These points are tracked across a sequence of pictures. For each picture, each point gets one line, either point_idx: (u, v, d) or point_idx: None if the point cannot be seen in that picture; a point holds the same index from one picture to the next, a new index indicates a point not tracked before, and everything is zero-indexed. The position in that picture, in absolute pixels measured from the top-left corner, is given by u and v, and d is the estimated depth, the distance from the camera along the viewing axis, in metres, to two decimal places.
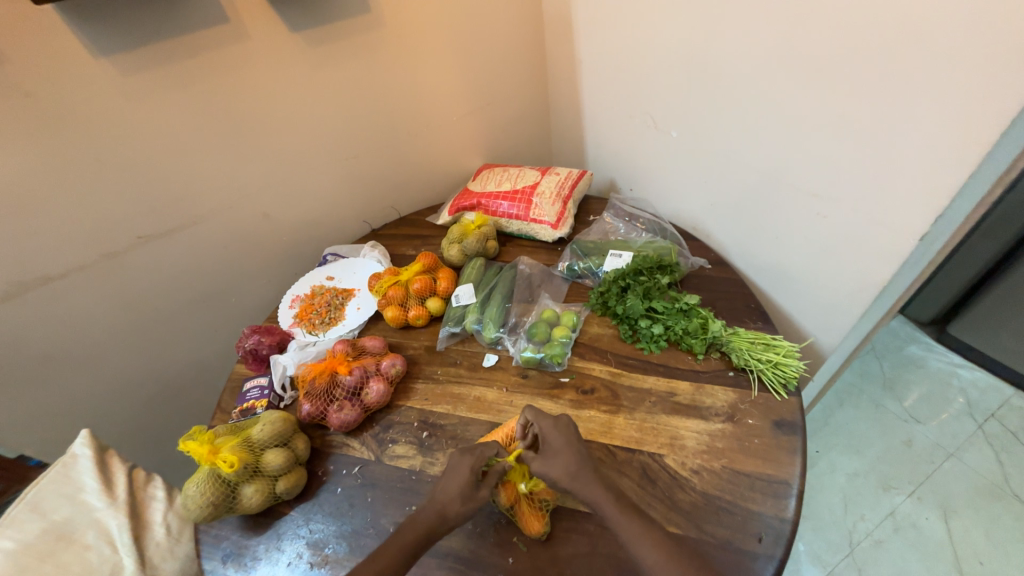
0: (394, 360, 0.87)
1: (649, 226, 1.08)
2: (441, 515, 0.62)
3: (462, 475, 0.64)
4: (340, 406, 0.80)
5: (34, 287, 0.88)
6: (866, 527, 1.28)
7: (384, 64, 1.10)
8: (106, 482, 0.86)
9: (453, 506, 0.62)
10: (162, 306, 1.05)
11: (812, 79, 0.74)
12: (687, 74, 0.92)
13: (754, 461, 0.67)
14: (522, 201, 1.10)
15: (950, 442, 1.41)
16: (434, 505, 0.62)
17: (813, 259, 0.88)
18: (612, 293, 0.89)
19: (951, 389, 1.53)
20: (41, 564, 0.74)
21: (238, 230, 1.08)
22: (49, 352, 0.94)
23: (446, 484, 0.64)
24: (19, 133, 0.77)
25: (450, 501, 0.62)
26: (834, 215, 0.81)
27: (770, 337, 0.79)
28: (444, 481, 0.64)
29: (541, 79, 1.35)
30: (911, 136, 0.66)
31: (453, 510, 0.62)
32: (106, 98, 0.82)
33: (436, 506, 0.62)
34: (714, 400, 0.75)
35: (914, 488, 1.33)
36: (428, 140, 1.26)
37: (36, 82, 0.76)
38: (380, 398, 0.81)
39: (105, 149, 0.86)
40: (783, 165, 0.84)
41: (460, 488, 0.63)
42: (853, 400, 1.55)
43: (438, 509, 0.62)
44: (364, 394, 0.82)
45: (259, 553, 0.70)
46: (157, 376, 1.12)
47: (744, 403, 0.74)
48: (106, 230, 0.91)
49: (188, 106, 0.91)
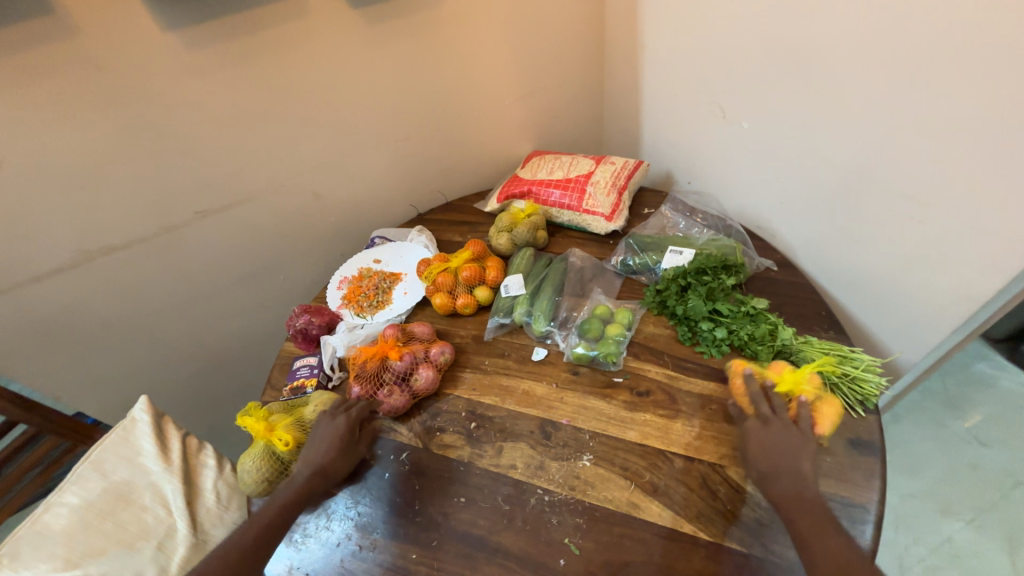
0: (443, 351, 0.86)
1: (712, 222, 1.01)
2: (323, 473, 0.69)
3: (331, 433, 0.72)
4: (389, 391, 0.80)
5: (99, 257, 0.91)
6: (919, 552, 1.21)
7: (440, 44, 1.07)
8: (162, 447, 0.89)
9: (333, 464, 0.71)
10: (216, 280, 1.08)
11: (915, 68, 0.67)
12: (766, 60, 0.86)
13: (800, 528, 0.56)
14: (576, 191, 1.06)
15: (1020, 469, 1.31)
16: (314, 468, 0.69)
17: (898, 267, 0.81)
18: (671, 291, 0.85)
19: (1023, 413, 1.41)
20: (104, 520, 0.79)
21: (290, 209, 1.09)
22: (111, 319, 0.98)
23: (317, 447, 0.71)
24: (91, 105, 0.79)
25: (328, 455, 0.71)
26: (929, 219, 0.73)
27: (847, 349, 0.73)
28: (313, 444, 0.71)
29: (598, 63, 1.29)
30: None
31: (335, 465, 0.71)
32: (171, 72, 0.83)
33: (314, 466, 0.69)
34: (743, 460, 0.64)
35: (976, 516, 1.25)
36: (479, 124, 1.23)
37: (107, 54, 0.77)
38: (428, 384, 0.81)
39: (167, 123, 0.87)
40: (873, 163, 0.77)
41: (334, 446, 0.71)
42: (912, 417, 1.45)
43: (317, 469, 0.69)
44: (412, 379, 0.81)
45: (309, 530, 0.71)
46: (208, 348, 1.15)
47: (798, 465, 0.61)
48: (165, 204, 0.93)
49: (245, 82, 0.90)
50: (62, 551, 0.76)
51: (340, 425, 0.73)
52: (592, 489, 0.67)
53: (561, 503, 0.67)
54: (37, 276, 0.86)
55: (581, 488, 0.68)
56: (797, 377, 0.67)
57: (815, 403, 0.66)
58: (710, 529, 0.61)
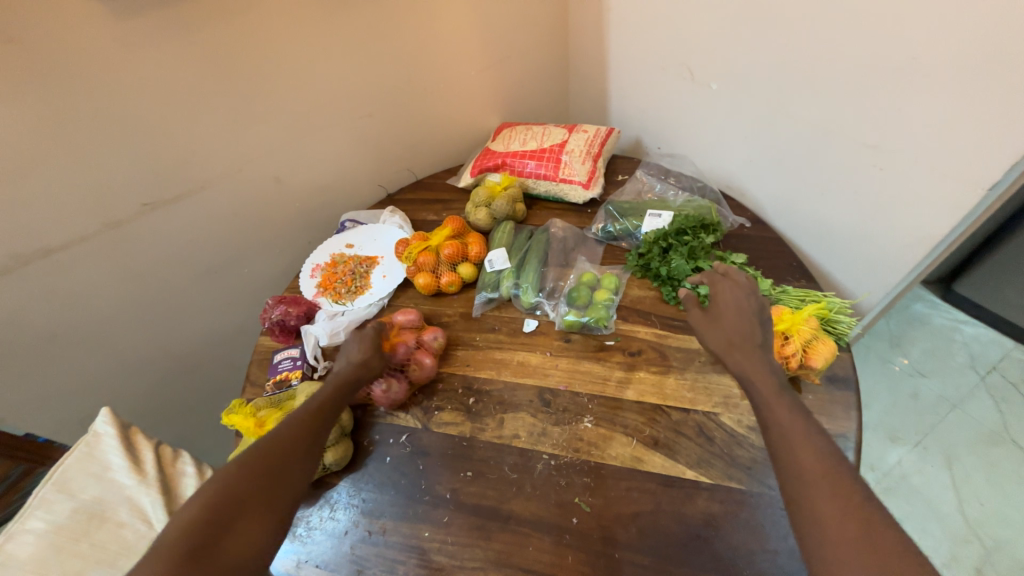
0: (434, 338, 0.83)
1: (685, 184, 1.04)
2: (364, 368, 0.69)
3: (365, 334, 0.72)
4: (386, 384, 0.75)
5: (35, 261, 0.82)
6: (875, 476, 1.34)
7: (398, 10, 1.01)
8: (134, 459, 0.83)
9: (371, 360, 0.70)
10: (174, 278, 1.00)
11: (874, 19, 0.70)
12: (732, 19, 0.87)
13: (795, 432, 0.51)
14: (551, 160, 1.05)
15: (953, 394, 1.47)
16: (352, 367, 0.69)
17: (859, 216, 0.86)
18: (654, 254, 0.87)
19: (954, 344, 1.57)
20: (78, 543, 0.74)
21: (250, 196, 1.02)
22: (57, 329, 0.89)
23: (354, 346, 0.71)
24: (6, 88, 0.69)
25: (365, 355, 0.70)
26: (888, 167, 0.78)
27: (820, 295, 0.78)
28: (350, 344, 0.71)
29: (561, 28, 1.27)
30: (992, 79, 0.62)
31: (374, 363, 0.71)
32: (98, 46, 0.74)
33: (353, 361, 0.69)
34: (708, 334, 0.65)
35: (919, 439, 1.39)
36: (444, 96, 1.18)
37: (18, 26, 0.67)
38: (428, 372, 0.79)
39: (100, 104, 0.78)
40: (835, 117, 0.81)
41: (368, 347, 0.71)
42: (862, 357, 1.59)
43: (359, 363, 0.69)
44: (410, 368, 0.78)
45: (313, 523, 0.69)
46: (171, 352, 1.08)
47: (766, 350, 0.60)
48: (107, 197, 0.85)
49: (186, 56, 0.82)
50: None
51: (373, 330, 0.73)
52: (595, 448, 0.69)
53: (567, 465, 0.68)
54: None
55: (586, 449, 0.69)
56: (793, 318, 0.69)
57: (810, 342, 0.68)
58: (711, 473, 0.65)
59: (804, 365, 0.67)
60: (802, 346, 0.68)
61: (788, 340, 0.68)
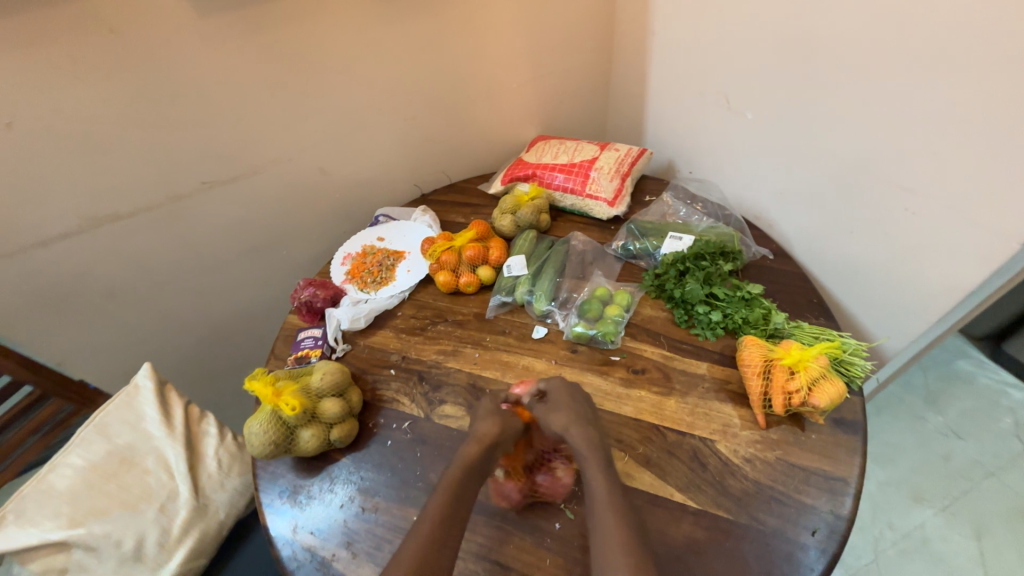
0: (552, 387, 0.73)
1: (711, 211, 1.04)
2: (482, 441, 0.66)
3: (484, 407, 0.71)
4: (507, 475, 0.68)
5: (105, 224, 0.91)
6: (892, 536, 1.27)
7: (452, 23, 1.07)
8: (165, 413, 0.91)
9: (490, 431, 0.67)
10: (220, 252, 1.08)
11: (919, 61, 0.69)
12: (773, 50, 0.87)
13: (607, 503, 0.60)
14: (580, 175, 1.08)
15: (991, 461, 1.37)
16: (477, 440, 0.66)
17: (889, 259, 0.84)
18: (670, 276, 0.88)
19: (999, 408, 1.47)
20: (107, 482, 0.81)
21: (296, 184, 1.10)
22: (116, 286, 0.99)
23: (478, 419, 0.70)
24: (103, 70, 0.79)
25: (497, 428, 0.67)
26: (922, 211, 0.76)
27: (835, 334, 0.77)
28: (476, 420, 0.70)
29: (606, 49, 1.30)
30: None
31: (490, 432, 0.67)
32: (183, 39, 0.83)
33: (475, 436, 0.67)
34: (575, 393, 0.72)
35: (947, 503, 1.30)
36: (485, 106, 1.23)
37: (120, 18, 0.77)
38: (551, 489, 0.67)
39: (177, 91, 0.87)
40: (871, 156, 0.79)
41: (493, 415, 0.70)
42: (892, 409, 1.50)
43: (477, 437, 0.67)
44: (537, 472, 0.68)
45: (313, 492, 0.73)
46: (210, 319, 1.16)
47: (588, 410, 0.70)
48: (173, 173, 0.94)
49: (254, 53, 0.90)
50: (66, 508, 0.78)
51: (490, 402, 0.72)
52: None
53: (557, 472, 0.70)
54: (44, 240, 0.87)
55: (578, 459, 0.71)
56: (803, 355, 0.69)
57: (816, 380, 0.67)
58: (699, 498, 0.64)
59: (807, 403, 0.67)
60: (807, 384, 0.67)
61: (792, 377, 0.68)
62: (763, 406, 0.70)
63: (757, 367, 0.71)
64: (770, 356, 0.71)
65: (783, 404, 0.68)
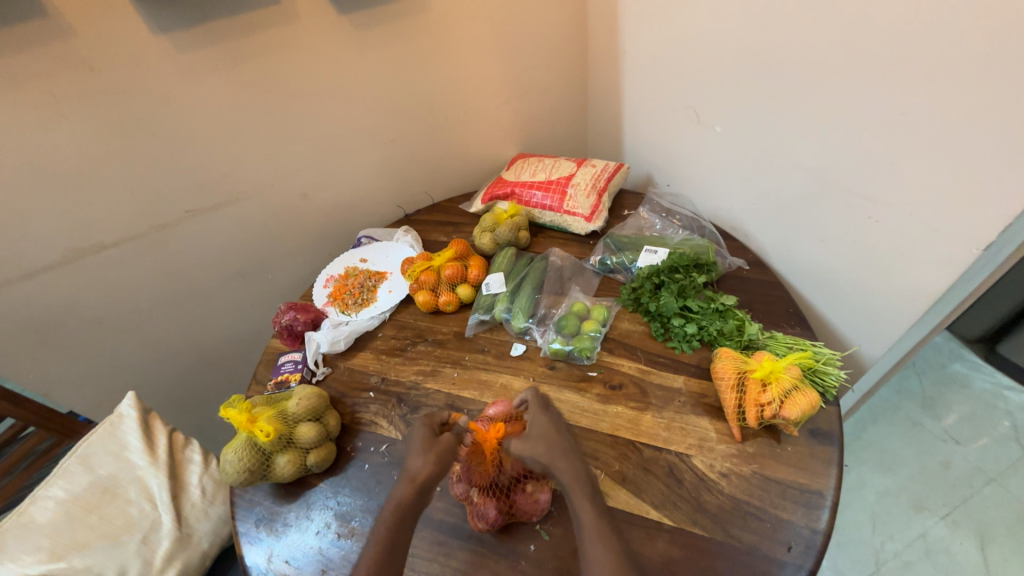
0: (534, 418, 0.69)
1: (687, 224, 1.05)
2: (414, 481, 0.64)
3: (418, 440, 0.68)
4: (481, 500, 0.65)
5: (90, 254, 0.93)
6: (894, 548, 1.23)
7: (429, 49, 1.10)
8: (149, 442, 0.90)
9: (422, 470, 0.64)
10: (205, 279, 1.10)
11: (875, 71, 0.70)
12: (738, 65, 0.89)
13: (597, 535, 0.57)
14: (557, 192, 1.09)
15: (992, 466, 1.34)
16: (406, 475, 0.65)
17: (863, 268, 0.84)
18: (645, 289, 0.88)
19: (996, 412, 1.45)
20: (89, 514, 0.81)
21: (279, 209, 1.11)
22: (101, 315, 0.99)
23: (411, 454, 0.67)
24: (83, 107, 0.81)
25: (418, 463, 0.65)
26: (888, 219, 0.77)
27: (810, 344, 0.77)
28: (409, 454, 0.67)
29: (582, 68, 1.33)
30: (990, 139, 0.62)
31: (420, 469, 0.64)
32: (162, 74, 0.85)
33: (407, 475, 0.65)
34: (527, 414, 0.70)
35: (949, 512, 1.27)
36: (465, 126, 1.26)
37: (100, 56, 0.79)
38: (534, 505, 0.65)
39: (157, 123, 0.89)
40: (836, 167, 0.81)
41: (419, 449, 0.67)
42: (888, 416, 1.49)
43: (410, 476, 0.64)
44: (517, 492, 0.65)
45: (290, 520, 0.72)
46: (196, 345, 1.17)
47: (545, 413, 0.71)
48: (156, 204, 0.96)
49: (234, 86, 0.93)
50: (47, 542, 0.77)
51: (424, 430, 0.69)
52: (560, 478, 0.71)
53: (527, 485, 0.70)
54: (26, 273, 0.88)
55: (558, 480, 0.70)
56: (774, 367, 0.69)
57: (790, 392, 0.67)
58: (675, 515, 0.64)
59: (780, 416, 0.66)
60: (780, 396, 0.67)
61: (763, 390, 0.68)
62: (737, 419, 0.69)
63: (728, 380, 0.71)
64: (743, 369, 0.71)
65: (756, 417, 0.67)
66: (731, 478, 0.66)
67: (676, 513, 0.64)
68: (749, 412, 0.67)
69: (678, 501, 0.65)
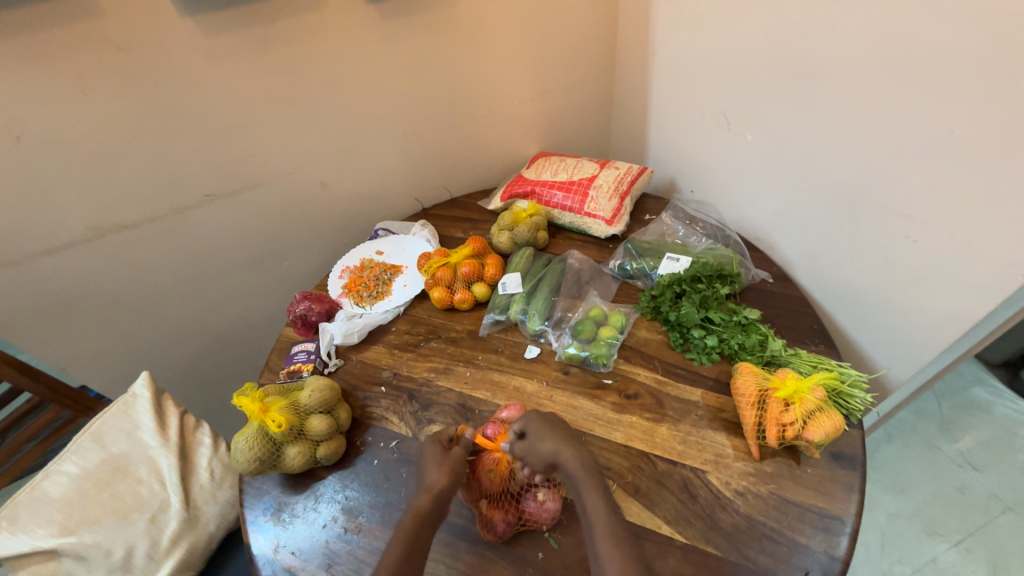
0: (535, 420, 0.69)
1: (710, 232, 1.03)
2: (433, 491, 0.63)
3: (431, 455, 0.68)
4: (491, 508, 0.65)
5: (110, 234, 0.93)
6: (902, 571, 1.21)
7: (455, 41, 1.08)
8: (160, 422, 0.91)
9: (439, 481, 0.64)
10: (222, 264, 1.10)
11: (920, 86, 0.67)
12: (773, 72, 0.87)
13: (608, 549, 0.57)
14: (578, 193, 1.07)
15: (1009, 495, 1.31)
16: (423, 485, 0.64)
17: (892, 287, 0.81)
18: (665, 298, 0.86)
19: (1017, 439, 1.41)
20: (100, 491, 0.81)
21: (298, 197, 1.11)
22: (118, 294, 1.00)
23: (427, 466, 0.67)
24: (110, 87, 0.81)
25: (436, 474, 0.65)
26: (924, 240, 0.74)
27: (834, 364, 0.74)
28: (424, 467, 0.67)
29: (610, 66, 1.30)
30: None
31: (437, 480, 0.64)
32: (188, 57, 0.85)
33: (424, 486, 0.65)
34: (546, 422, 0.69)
35: (962, 538, 1.24)
36: (488, 121, 1.24)
37: (127, 36, 0.79)
38: (544, 515, 0.64)
39: (181, 106, 0.89)
40: (872, 182, 0.78)
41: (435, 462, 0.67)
42: (904, 437, 1.45)
43: (427, 487, 0.64)
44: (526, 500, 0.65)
45: (297, 511, 0.72)
46: (210, 329, 1.18)
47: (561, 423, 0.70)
48: (176, 186, 0.96)
49: (259, 71, 0.92)
50: (59, 516, 0.78)
51: (434, 446, 0.69)
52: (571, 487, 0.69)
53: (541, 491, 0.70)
54: (47, 249, 0.88)
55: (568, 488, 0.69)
56: (798, 386, 0.67)
57: (813, 413, 0.66)
58: (688, 532, 0.62)
59: (802, 436, 0.64)
60: (802, 416, 0.65)
61: (786, 409, 0.66)
62: (756, 437, 0.68)
63: (748, 397, 0.69)
64: (765, 386, 0.69)
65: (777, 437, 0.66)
66: (746, 498, 0.64)
67: (690, 531, 0.62)
68: (769, 432, 0.66)
69: (692, 519, 0.63)
